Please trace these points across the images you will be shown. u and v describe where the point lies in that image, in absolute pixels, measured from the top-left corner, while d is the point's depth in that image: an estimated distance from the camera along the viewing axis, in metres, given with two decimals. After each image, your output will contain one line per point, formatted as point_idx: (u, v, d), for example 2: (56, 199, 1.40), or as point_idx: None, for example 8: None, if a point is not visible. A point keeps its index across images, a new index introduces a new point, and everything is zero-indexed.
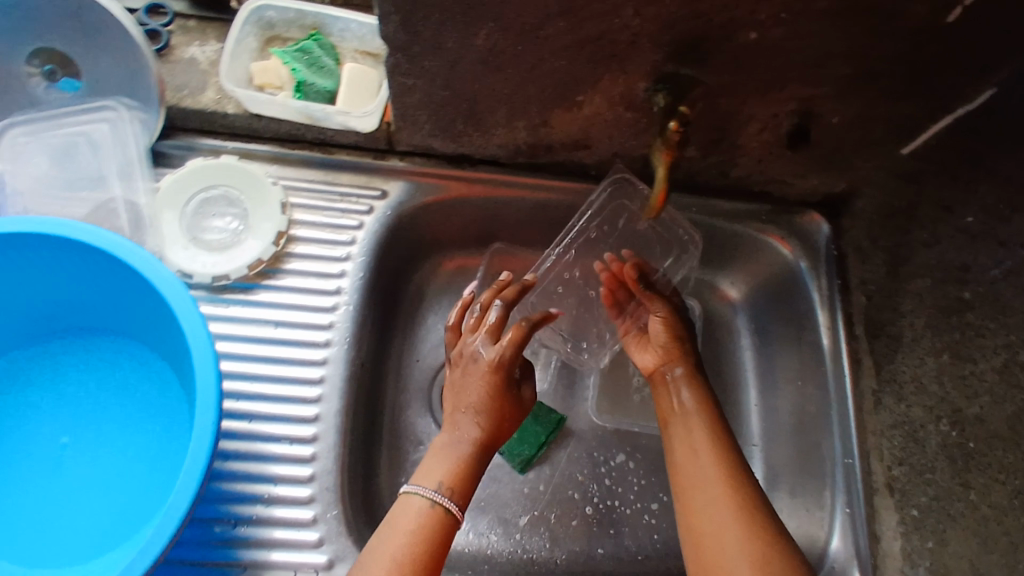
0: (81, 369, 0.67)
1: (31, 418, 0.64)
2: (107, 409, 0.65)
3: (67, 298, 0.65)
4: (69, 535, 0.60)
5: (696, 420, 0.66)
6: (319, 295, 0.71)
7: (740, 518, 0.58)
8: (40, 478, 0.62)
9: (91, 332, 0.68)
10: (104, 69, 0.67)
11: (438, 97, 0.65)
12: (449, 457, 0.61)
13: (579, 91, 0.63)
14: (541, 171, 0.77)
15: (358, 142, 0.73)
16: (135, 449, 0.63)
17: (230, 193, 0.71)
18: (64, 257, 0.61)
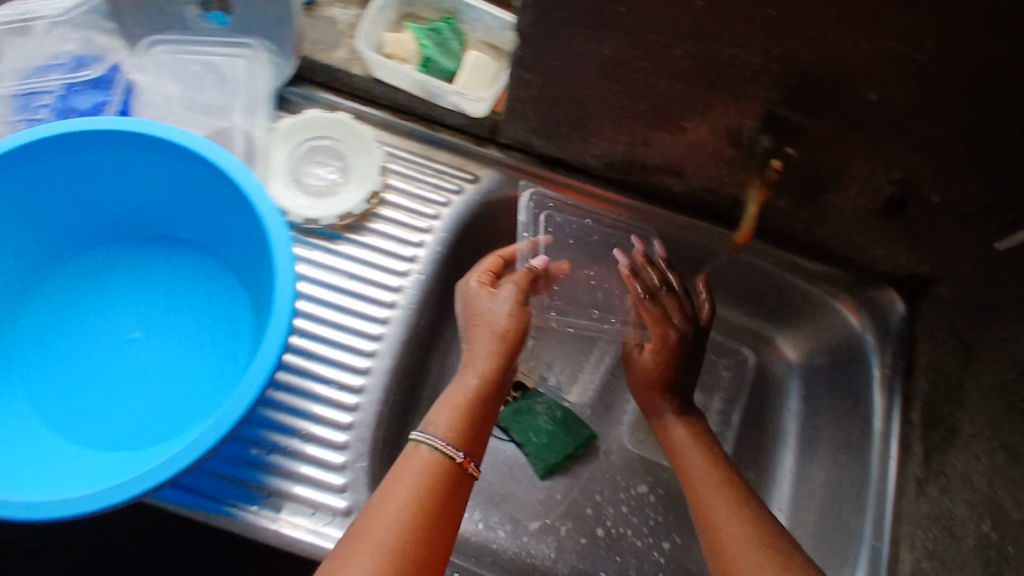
0: (166, 274, 0.71)
1: (114, 308, 0.69)
2: (181, 317, 0.69)
3: (171, 206, 0.70)
4: (121, 420, 0.63)
5: (687, 443, 0.71)
6: (394, 258, 0.74)
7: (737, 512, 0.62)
8: (108, 362, 0.66)
9: (182, 243, 0.72)
10: (255, 11, 0.72)
11: (550, 96, 0.68)
12: (449, 404, 0.62)
13: (686, 117, 0.65)
14: (628, 191, 0.79)
15: (463, 126, 0.77)
16: (197, 360, 0.67)
17: (337, 147, 0.75)
18: (182, 168, 0.65)
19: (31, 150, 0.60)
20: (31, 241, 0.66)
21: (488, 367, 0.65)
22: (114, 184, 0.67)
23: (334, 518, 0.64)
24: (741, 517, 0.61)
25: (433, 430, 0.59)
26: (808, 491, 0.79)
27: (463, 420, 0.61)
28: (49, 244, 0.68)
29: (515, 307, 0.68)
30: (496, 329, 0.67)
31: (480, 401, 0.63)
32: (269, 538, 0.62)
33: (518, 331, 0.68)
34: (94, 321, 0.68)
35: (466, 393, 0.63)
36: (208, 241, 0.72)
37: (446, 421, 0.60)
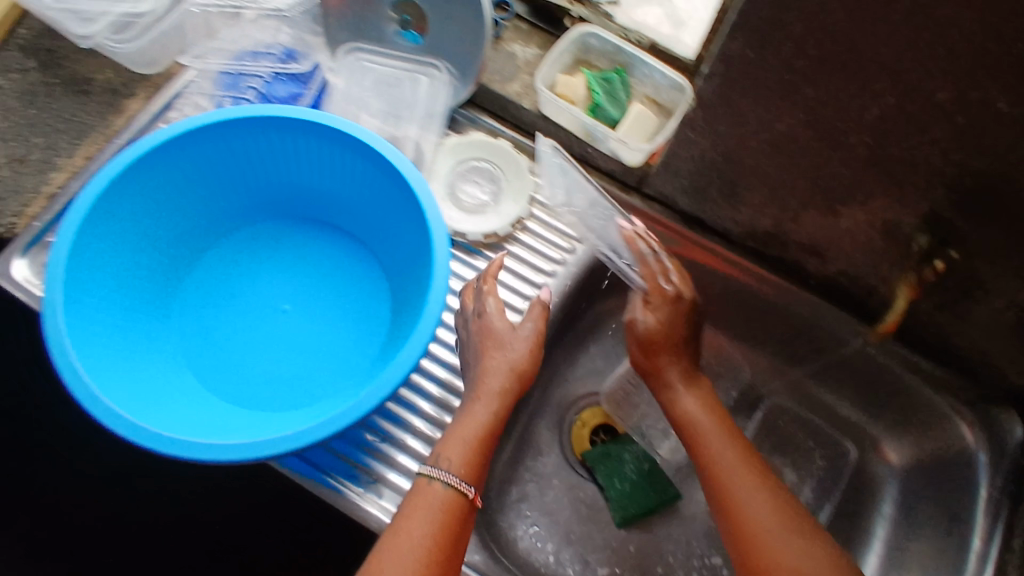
0: (318, 257, 0.76)
1: (270, 282, 0.75)
2: (328, 302, 0.74)
3: (335, 196, 0.75)
4: (262, 381, 0.69)
5: (701, 416, 0.68)
6: (524, 282, 0.76)
7: (770, 499, 0.61)
8: (256, 327, 0.72)
9: (337, 231, 0.78)
10: (444, 36, 0.74)
11: (709, 160, 0.70)
12: (461, 441, 0.61)
13: (844, 203, 0.66)
14: (764, 261, 0.79)
15: (614, 171, 0.80)
16: (337, 345, 0.72)
17: (493, 170, 0.79)
18: (356, 164, 0.70)
19: (237, 127, 0.66)
20: (212, 209, 0.73)
21: (501, 403, 0.63)
22: (292, 168, 0.73)
23: None
24: (781, 522, 0.60)
25: (447, 467, 0.60)
26: None
27: (476, 456, 0.61)
28: (225, 214, 0.75)
29: (534, 346, 0.67)
30: (514, 365, 0.65)
31: (492, 432, 0.63)
32: (371, 523, 0.65)
33: (535, 361, 0.67)
34: (250, 291, 0.74)
35: (478, 428, 0.62)
36: (365, 237, 0.77)
37: (458, 458, 0.60)
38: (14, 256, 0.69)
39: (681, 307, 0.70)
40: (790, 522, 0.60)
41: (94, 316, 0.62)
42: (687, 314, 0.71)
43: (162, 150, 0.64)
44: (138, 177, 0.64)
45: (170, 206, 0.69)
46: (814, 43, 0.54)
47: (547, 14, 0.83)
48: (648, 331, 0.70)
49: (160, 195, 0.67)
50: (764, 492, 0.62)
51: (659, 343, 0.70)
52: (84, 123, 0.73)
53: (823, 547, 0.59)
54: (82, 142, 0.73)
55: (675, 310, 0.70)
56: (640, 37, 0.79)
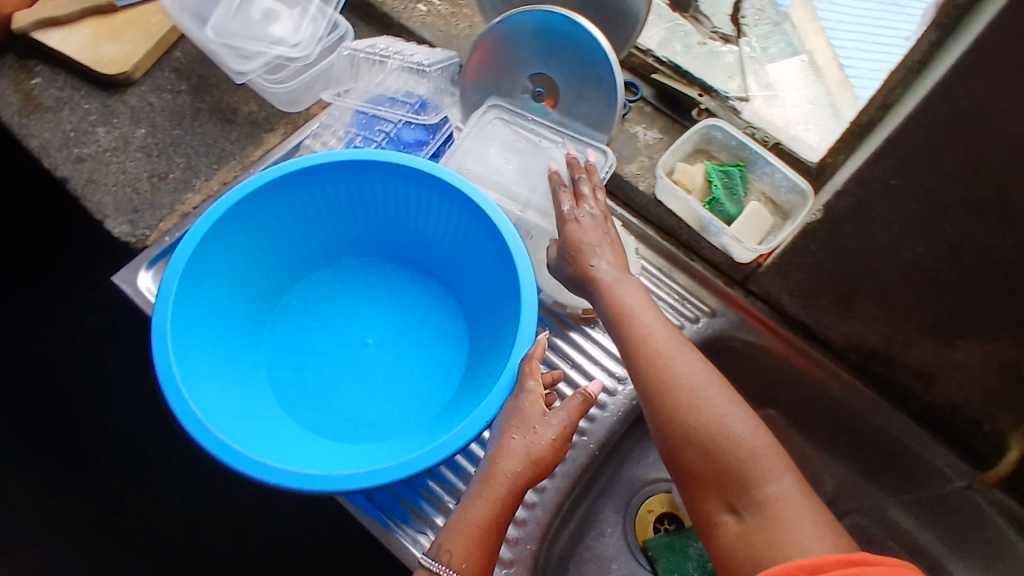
0: (407, 296, 0.77)
1: (355, 315, 0.76)
2: (412, 345, 0.74)
3: (432, 240, 0.76)
4: (338, 413, 0.70)
5: (634, 294, 0.62)
6: (614, 360, 0.78)
7: (708, 371, 0.57)
8: (338, 356, 0.73)
9: (428, 273, 0.78)
10: (575, 113, 0.75)
11: (826, 269, 0.70)
12: (462, 529, 0.56)
13: (964, 336, 0.64)
14: (862, 376, 0.78)
15: (720, 263, 0.80)
16: (411, 388, 0.72)
17: None
18: (457, 213, 0.70)
19: (349, 164, 0.68)
20: (315, 237, 0.75)
21: (507, 492, 0.57)
22: (396, 208, 0.74)
23: None
24: (716, 408, 0.55)
25: (449, 558, 0.55)
26: None
27: (479, 545, 0.55)
28: (327, 245, 0.77)
29: (560, 437, 0.59)
30: (532, 452, 0.58)
31: (498, 525, 0.56)
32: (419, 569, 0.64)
33: (559, 454, 0.60)
34: (339, 322, 0.75)
35: (485, 517, 0.56)
36: (454, 285, 0.77)
37: (459, 548, 0.55)
38: (141, 267, 0.72)
39: (603, 221, 0.67)
40: (726, 412, 0.55)
41: (189, 329, 0.63)
42: (611, 235, 0.66)
43: (277, 177, 0.67)
44: (252, 201, 0.67)
45: (275, 231, 0.72)
46: (964, 181, 0.53)
47: (676, 101, 0.85)
48: (577, 240, 0.65)
49: (269, 219, 0.70)
50: (710, 389, 0.56)
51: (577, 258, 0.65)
52: (224, 149, 0.78)
53: (764, 442, 0.54)
54: (220, 167, 0.77)
55: (588, 227, 0.66)
56: (766, 136, 0.81)
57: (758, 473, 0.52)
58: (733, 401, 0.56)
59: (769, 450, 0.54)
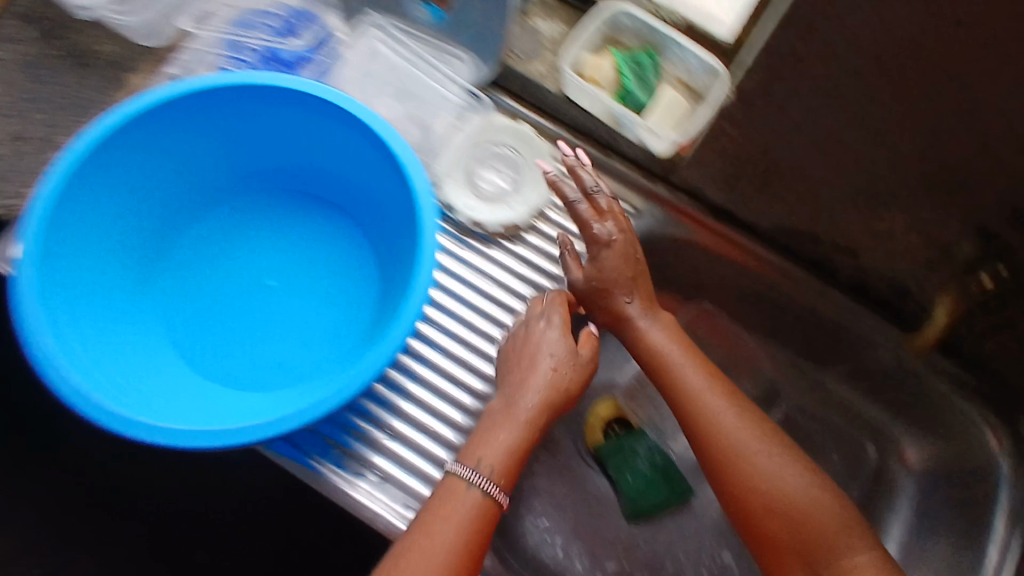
0: (302, 229, 0.73)
1: (253, 257, 0.72)
2: (315, 279, 0.71)
3: (320, 167, 0.71)
4: (244, 359, 0.67)
5: (678, 355, 0.64)
6: (540, 274, 0.74)
7: (765, 436, 0.60)
8: (237, 301, 0.70)
9: (321, 202, 0.74)
10: (467, 14, 0.69)
11: (746, 153, 0.67)
12: (499, 444, 0.58)
13: (886, 206, 0.63)
14: (791, 256, 0.77)
15: (639, 158, 0.77)
16: (322, 327, 0.69)
17: (511, 154, 0.75)
18: (343, 133, 0.66)
19: (218, 93, 0.62)
20: (192, 179, 0.69)
21: (536, 411, 0.60)
22: (277, 134, 0.69)
23: None
24: (767, 456, 0.58)
25: (483, 470, 0.57)
26: None
27: (514, 459, 0.58)
28: (207, 185, 0.71)
29: (583, 360, 0.64)
30: (558, 370, 0.62)
31: (528, 440, 0.59)
32: (357, 509, 0.64)
33: (575, 382, 0.63)
34: (234, 265, 0.71)
35: (521, 435, 0.59)
36: (354, 212, 0.73)
37: (495, 461, 0.57)
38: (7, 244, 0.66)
39: (627, 239, 0.65)
40: (781, 463, 0.58)
41: (64, 295, 0.58)
42: (630, 254, 0.66)
43: (138, 117, 0.59)
44: (113, 148, 0.59)
45: (146, 177, 0.65)
46: (874, 43, 0.49)
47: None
48: (604, 277, 0.65)
49: (138, 165, 0.63)
50: (760, 438, 0.59)
51: (606, 269, 0.65)
52: (82, 99, 0.70)
53: (821, 491, 0.57)
54: (82, 119, 0.70)
55: (617, 252, 0.65)
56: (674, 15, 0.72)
57: (836, 544, 0.55)
58: (788, 451, 0.59)
59: (823, 496, 0.57)
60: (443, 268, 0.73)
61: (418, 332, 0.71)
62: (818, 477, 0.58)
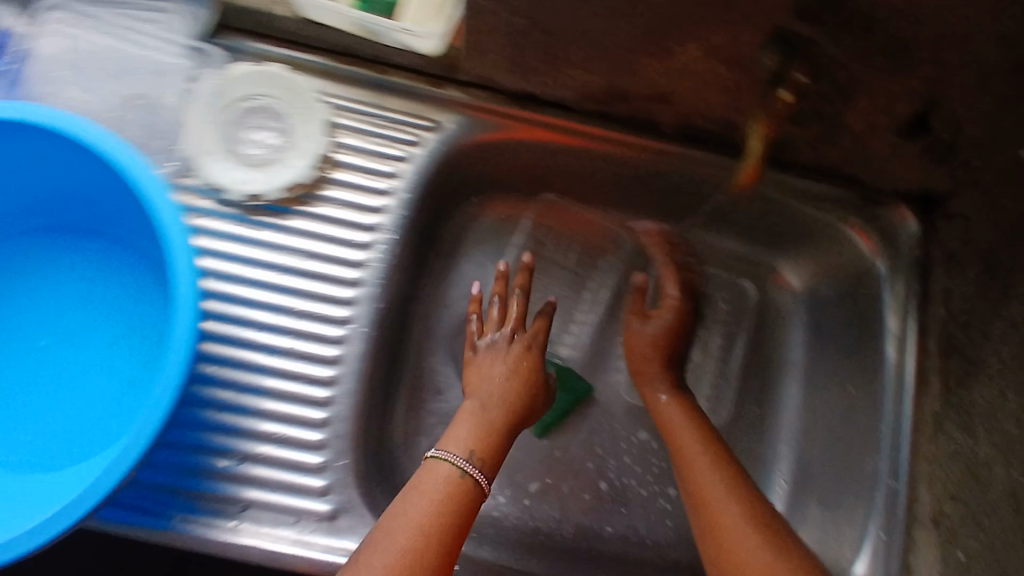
0: (54, 266, 0.63)
1: (8, 317, 0.61)
2: (86, 316, 0.62)
3: (50, 192, 0.61)
4: (35, 434, 0.59)
5: (692, 442, 0.67)
6: (354, 228, 0.66)
7: (752, 516, 0.59)
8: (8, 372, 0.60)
9: (66, 230, 0.63)
10: None
11: (513, 26, 0.57)
12: (471, 427, 0.63)
13: (676, 40, 0.55)
14: (612, 121, 0.69)
15: (415, 63, 0.66)
16: (118, 371, 0.61)
17: (272, 105, 0.65)
18: (53, 149, 0.56)
19: None
20: None
21: (504, 389, 0.66)
22: None
23: (319, 524, 0.61)
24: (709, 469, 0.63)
25: (455, 452, 0.61)
26: (819, 424, 0.76)
27: (495, 446, 0.63)
28: None
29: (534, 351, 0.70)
30: (528, 344, 0.70)
31: (497, 422, 0.64)
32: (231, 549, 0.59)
33: (535, 368, 0.69)
34: None
35: (485, 414, 0.64)
36: (106, 228, 0.63)
37: (475, 445, 0.62)
38: None
39: (508, 353, 0.69)
40: (722, 473, 0.63)
41: None
42: (537, 374, 0.69)
43: None
44: None
45: None
46: None
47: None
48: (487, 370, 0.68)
49: None
50: (710, 456, 0.65)
51: (521, 365, 0.69)
52: None
53: (744, 497, 0.61)
54: None
55: (507, 354, 0.69)
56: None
57: None
58: (732, 466, 0.64)
59: (742, 498, 0.60)
60: (239, 260, 0.63)
61: (233, 338, 0.62)
62: (744, 483, 0.62)
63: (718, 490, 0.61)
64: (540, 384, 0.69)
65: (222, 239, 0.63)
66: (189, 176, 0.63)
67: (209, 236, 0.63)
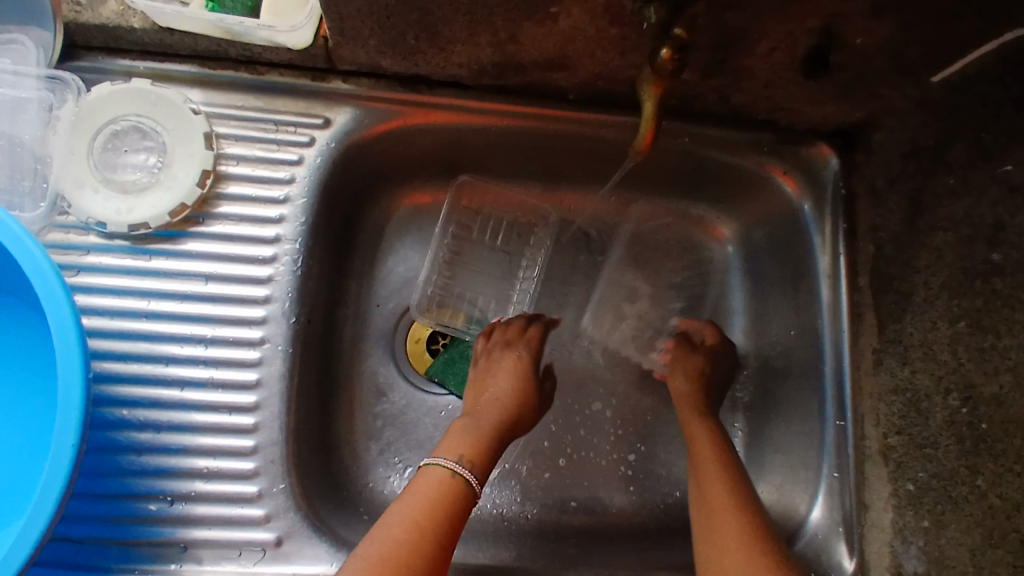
0: None
1: None
2: None
3: None
4: None
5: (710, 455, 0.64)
6: (255, 243, 0.62)
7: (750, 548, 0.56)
8: None
9: None
10: None
11: (382, 6, 0.53)
12: (465, 440, 0.63)
13: (553, 2, 0.52)
14: (512, 95, 0.66)
15: (291, 60, 0.62)
16: (14, 435, 0.55)
17: (143, 124, 0.62)
18: None
19: None
20: None
21: (501, 412, 0.66)
22: None
23: (265, 552, 0.58)
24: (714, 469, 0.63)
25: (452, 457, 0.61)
26: (766, 372, 0.75)
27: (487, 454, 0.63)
28: None
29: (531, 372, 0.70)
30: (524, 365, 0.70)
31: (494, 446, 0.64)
32: None
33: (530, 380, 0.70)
34: None
35: (486, 434, 0.64)
36: None
37: (468, 451, 0.62)
38: None
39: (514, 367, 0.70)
40: (727, 471, 0.62)
41: None
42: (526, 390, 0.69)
43: None
44: None
45: None
46: None
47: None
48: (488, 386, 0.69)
49: None
50: (718, 454, 0.64)
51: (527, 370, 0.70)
52: None
53: (736, 495, 0.60)
54: None
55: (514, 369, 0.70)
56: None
57: None
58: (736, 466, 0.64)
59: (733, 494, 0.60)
60: (140, 293, 0.60)
61: (144, 376, 0.59)
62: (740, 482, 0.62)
63: (718, 488, 0.61)
64: (534, 400, 0.69)
65: (113, 274, 0.60)
66: (68, 213, 0.60)
67: (96, 272, 0.60)
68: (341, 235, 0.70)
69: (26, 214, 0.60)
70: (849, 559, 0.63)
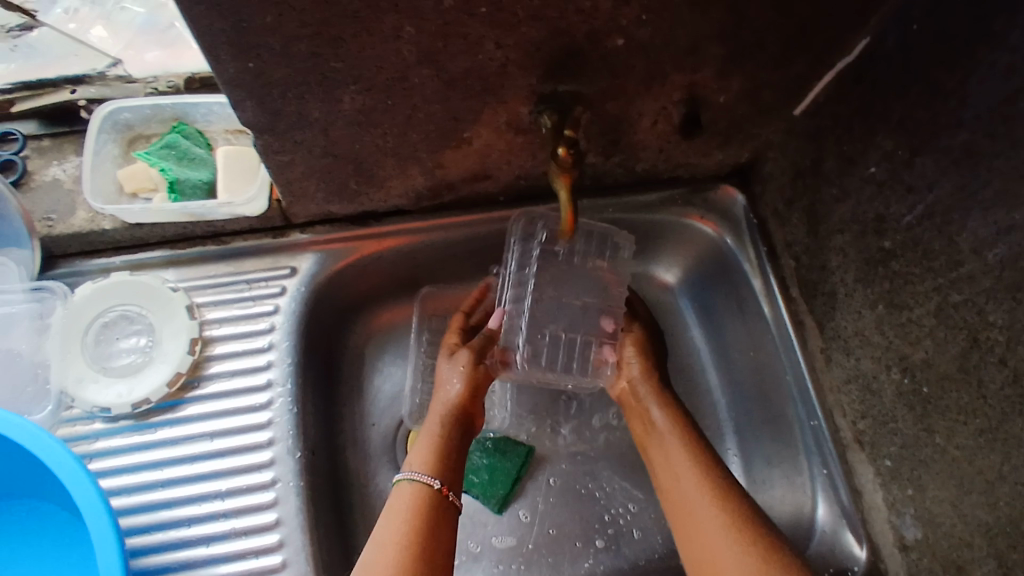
0: None
1: None
2: None
3: None
4: None
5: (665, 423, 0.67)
6: (250, 391, 0.68)
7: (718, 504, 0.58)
8: None
9: None
10: None
11: (321, 164, 0.62)
12: (429, 446, 0.62)
13: (464, 129, 0.61)
14: (448, 209, 0.75)
15: (251, 224, 0.70)
16: None
17: (129, 311, 0.68)
18: None
19: None
20: None
21: (447, 411, 0.66)
22: None
23: None
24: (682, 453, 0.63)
25: (412, 468, 0.61)
26: (740, 395, 0.80)
27: (436, 453, 0.62)
28: None
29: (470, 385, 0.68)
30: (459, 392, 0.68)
31: (450, 445, 0.63)
32: None
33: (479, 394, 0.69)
34: None
35: (435, 433, 0.64)
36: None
37: (422, 455, 0.62)
38: None
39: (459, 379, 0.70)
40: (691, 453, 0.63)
41: None
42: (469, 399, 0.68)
43: None
44: None
45: None
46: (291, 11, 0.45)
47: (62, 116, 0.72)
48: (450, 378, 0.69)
49: None
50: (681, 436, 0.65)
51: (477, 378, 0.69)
52: None
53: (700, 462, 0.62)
54: None
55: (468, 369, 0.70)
56: (170, 82, 0.73)
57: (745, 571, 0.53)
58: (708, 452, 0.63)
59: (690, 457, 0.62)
60: (154, 465, 0.64)
61: (169, 541, 0.63)
62: (722, 475, 0.60)
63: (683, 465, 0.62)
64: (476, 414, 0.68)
65: (124, 453, 0.65)
66: (73, 406, 0.65)
67: (108, 456, 0.64)
68: (326, 367, 0.76)
69: (36, 416, 0.65)
70: (859, 546, 0.68)
